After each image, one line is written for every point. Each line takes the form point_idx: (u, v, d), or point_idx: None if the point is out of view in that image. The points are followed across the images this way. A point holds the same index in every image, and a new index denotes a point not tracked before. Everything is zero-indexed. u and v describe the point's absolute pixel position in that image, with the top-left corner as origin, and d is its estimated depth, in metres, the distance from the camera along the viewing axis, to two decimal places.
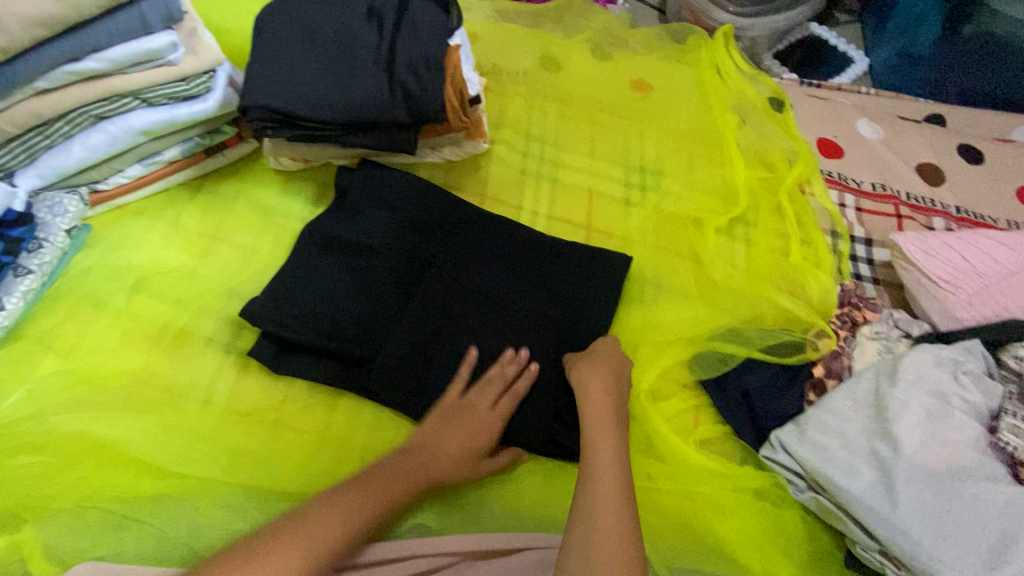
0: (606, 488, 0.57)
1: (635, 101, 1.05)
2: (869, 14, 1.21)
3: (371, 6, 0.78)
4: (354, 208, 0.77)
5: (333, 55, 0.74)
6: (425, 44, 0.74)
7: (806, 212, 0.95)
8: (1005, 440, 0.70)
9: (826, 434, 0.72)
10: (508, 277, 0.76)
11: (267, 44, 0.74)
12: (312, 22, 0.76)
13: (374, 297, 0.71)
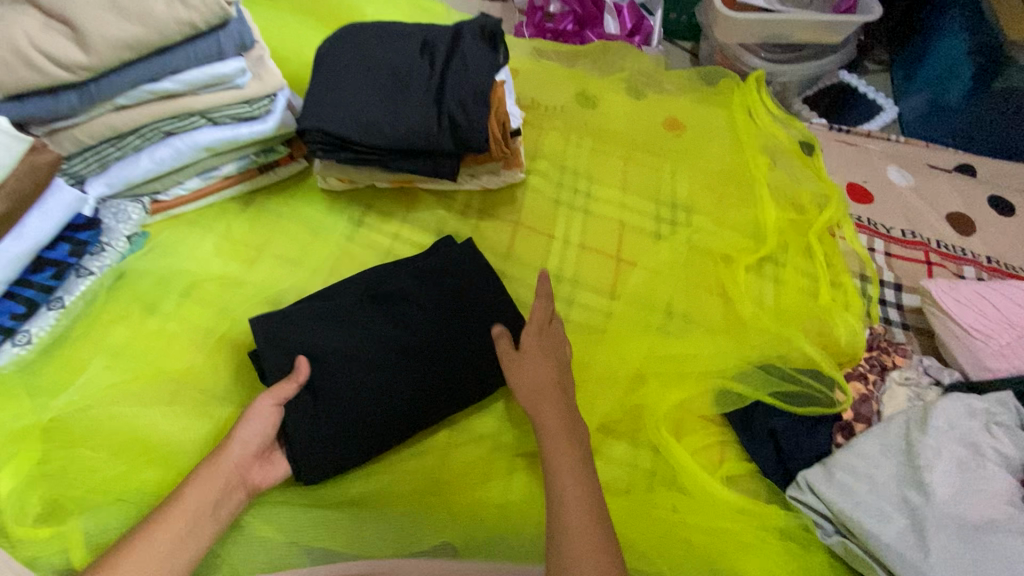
0: (575, 508, 0.54)
1: (667, 139, 0.98)
2: (899, 66, 1.29)
3: (425, 39, 0.80)
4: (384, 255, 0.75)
5: (385, 82, 0.76)
6: (474, 78, 0.75)
7: (836, 254, 0.86)
8: None
9: (855, 477, 0.63)
10: (440, 324, 0.68)
11: (325, 67, 0.77)
12: (368, 51, 0.78)
13: (368, 349, 0.65)
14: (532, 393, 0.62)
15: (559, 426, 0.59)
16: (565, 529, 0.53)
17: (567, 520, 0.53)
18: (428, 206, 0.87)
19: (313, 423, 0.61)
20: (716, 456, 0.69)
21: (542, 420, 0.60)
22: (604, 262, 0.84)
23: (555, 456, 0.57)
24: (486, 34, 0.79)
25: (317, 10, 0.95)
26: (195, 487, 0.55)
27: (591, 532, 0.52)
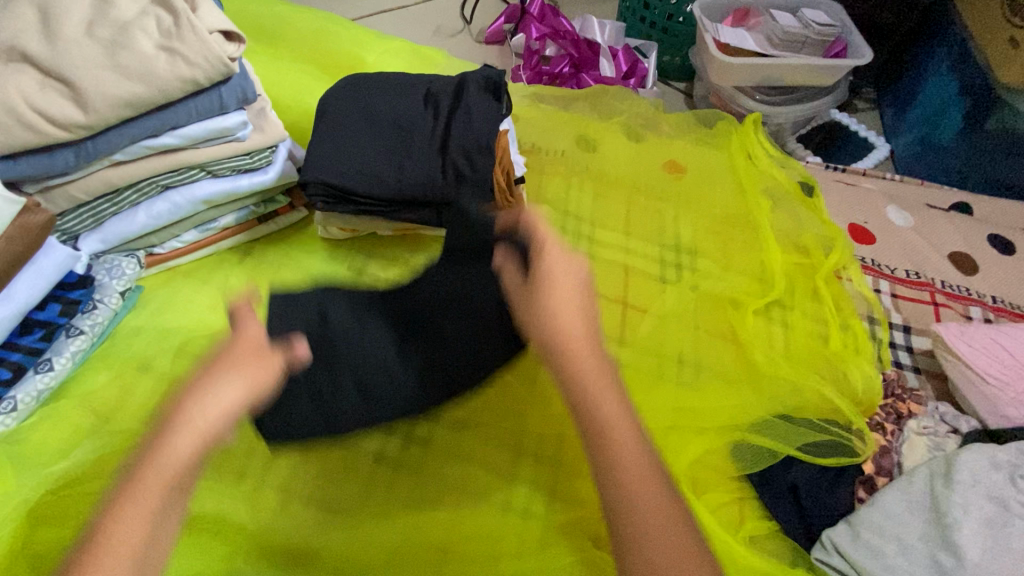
0: (607, 433, 0.45)
1: (667, 182, 0.98)
2: (887, 104, 1.31)
3: (428, 90, 0.79)
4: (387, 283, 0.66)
5: (389, 135, 0.75)
6: (479, 129, 0.74)
7: (844, 298, 0.85)
8: None
9: (883, 538, 0.61)
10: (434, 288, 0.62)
11: (327, 117, 0.77)
12: (371, 103, 0.77)
13: (360, 344, 0.58)
14: (540, 330, 0.50)
15: (578, 341, 0.49)
16: (609, 470, 0.44)
17: (602, 409, 0.46)
18: (431, 252, 0.85)
19: (313, 412, 0.57)
20: (738, 512, 0.66)
21: (551, 316, 0.50)
22: (611, 308, 0.83)
23: (571, 325, 0.50)
24: (490, 83, 0.79)
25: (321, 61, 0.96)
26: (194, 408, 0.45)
27: (637, 460, 0.44)
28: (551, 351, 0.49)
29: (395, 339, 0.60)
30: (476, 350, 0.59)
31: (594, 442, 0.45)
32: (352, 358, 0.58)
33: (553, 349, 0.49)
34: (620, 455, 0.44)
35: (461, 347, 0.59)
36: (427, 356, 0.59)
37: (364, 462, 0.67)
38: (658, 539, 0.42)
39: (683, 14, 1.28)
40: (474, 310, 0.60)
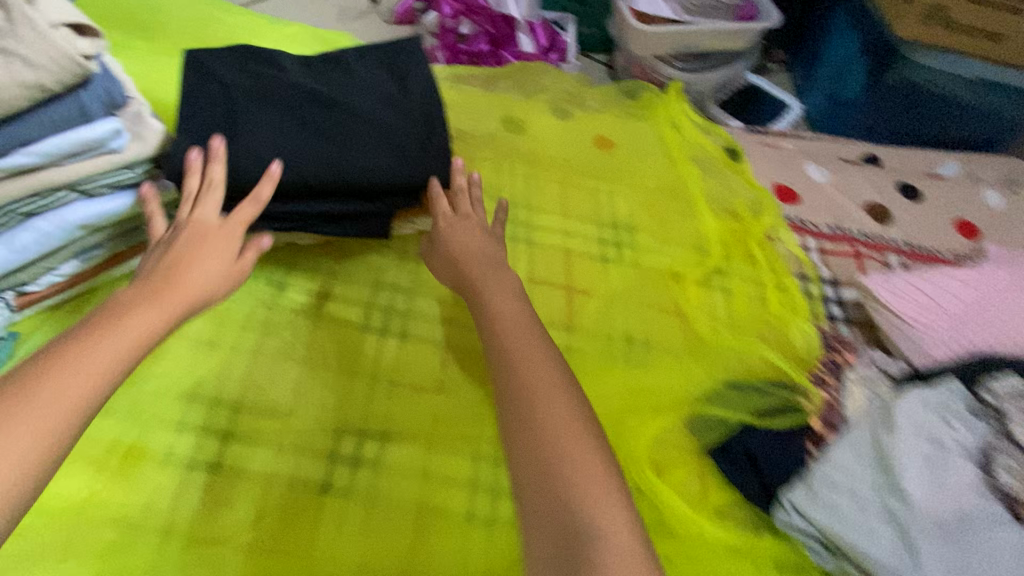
0: (556, 444, 0.48)
1: (598, 159, 0.96)
2: (798, 66, 1.36)
3: (314, 66, 0.71)
4: (244, 82, 0.66)
5: (282, 118, 0.65)
6: (379, 111, 0.68)
7: (777, 258, 0.87)
8: (999, 479, 0.62)
9: (836, 491, 0.61)
10: (346, 77, 0.70)
11: (214, 96, 0.65)
12: (250, 81, 0.67)
13: (280, 103, 0.66)
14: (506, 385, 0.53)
15: (531, 391, 0.52)
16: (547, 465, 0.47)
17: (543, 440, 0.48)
18: (360, 256, 0.79)
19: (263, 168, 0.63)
20: (698, 486, 0.66)
21: (492, 323, 0.60)
22: (556, 294, 0.80)
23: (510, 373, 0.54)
24: (423, 79, 0.72)
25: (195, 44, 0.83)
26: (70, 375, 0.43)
27: (567, 414, 0.50)
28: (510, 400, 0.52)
29: (313, 112, 0.66)
30: (390, 132, 0.67)
31: (538, 461, 0.47)
32: (264, 113, 0.65)
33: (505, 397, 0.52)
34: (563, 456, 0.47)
35: (384, 105, 0.69)
36: (361, 154, 0.65)
37: (311, 498, 0.61)
38: (589, 484, 0.46)
39: None
40: (396, 106, 0.69)
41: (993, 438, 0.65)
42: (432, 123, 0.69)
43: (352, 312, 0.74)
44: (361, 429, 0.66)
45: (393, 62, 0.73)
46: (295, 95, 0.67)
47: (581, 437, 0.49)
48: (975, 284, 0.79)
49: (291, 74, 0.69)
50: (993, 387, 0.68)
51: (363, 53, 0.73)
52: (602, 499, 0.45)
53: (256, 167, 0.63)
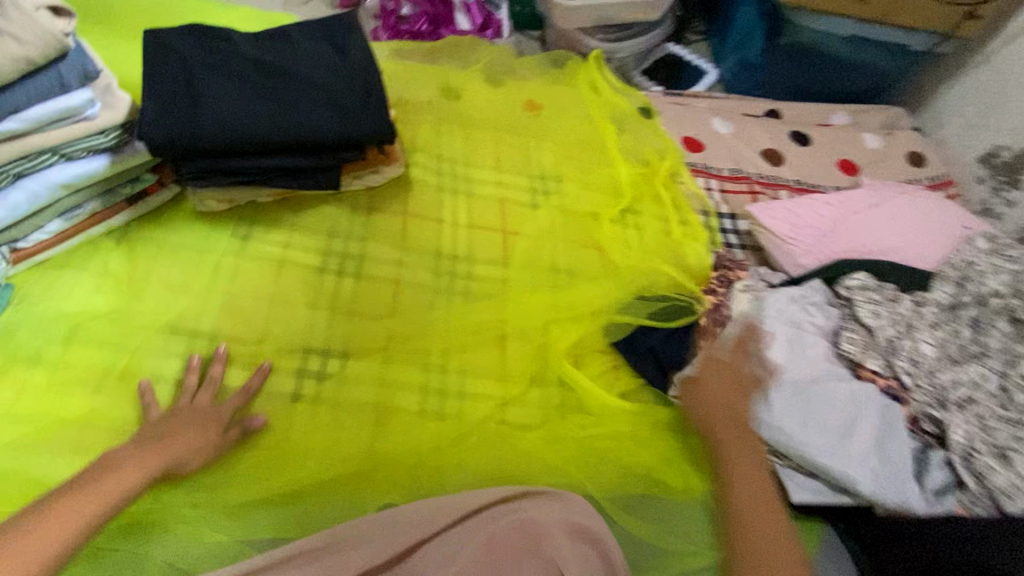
0: (755, 506, 0.62)
1: (528, 120, 1.09)
2: (712, 34, 1.51)
3: (261, 41, 0.82)
4: (202, 57, 0.77)
5: (238, 85, 0.76)
6: (323, 75, 0.79)
7: (680, 196, 1.02)
8: (845, 349, 0.76)
9: (715, 367, 0.76)
10: (291, 49, 0.81)
11: (175, 67, 0.75)
12: (207, 56, 0.77)
13: (235, 73, 0.77)
14: (715, 423, 0.68)
15: (735, 445, 0.67)
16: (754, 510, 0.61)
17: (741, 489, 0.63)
18: (315, 210, 0.89)
19: (219, 126, 0.73)
20: (610, 377, 0.80)
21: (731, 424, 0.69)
22: (491, 236, 0.93)
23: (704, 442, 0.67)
24: (360, 48, 0.83)
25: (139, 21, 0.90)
26: (113, 476, 0.54)
27: (761, 493, 0.63)
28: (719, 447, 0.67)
29: (265, 79, 0.77)
30: (334, 93, 0.78)
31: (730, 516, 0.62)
32: (222, 81, 0.76)
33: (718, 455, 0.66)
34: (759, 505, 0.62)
35: (327, 70, 0.80)
36: (309, 112, 0.77)
37: (283, 405, 0.72)
38: (748, 489, 0.63)
39: None
40: (338, 71, 0.80)
41: (843, 322, 0.80)
42: (369, 82, 0.81)
43: (311, 257, 0.85)
44: (324, 350, 0.77)
45: (333, 34, 0.84)
46: (248, 66, 0.78)
47: (767, 496, 0.63)
48: (840, 206, 0.95)
49: (241, 48, 0.80)
50: (848, 283, 0.83)
51: (305, 28, 0.84)
52: (774, 528, 0.60)
53: (214, 126, 0.73)
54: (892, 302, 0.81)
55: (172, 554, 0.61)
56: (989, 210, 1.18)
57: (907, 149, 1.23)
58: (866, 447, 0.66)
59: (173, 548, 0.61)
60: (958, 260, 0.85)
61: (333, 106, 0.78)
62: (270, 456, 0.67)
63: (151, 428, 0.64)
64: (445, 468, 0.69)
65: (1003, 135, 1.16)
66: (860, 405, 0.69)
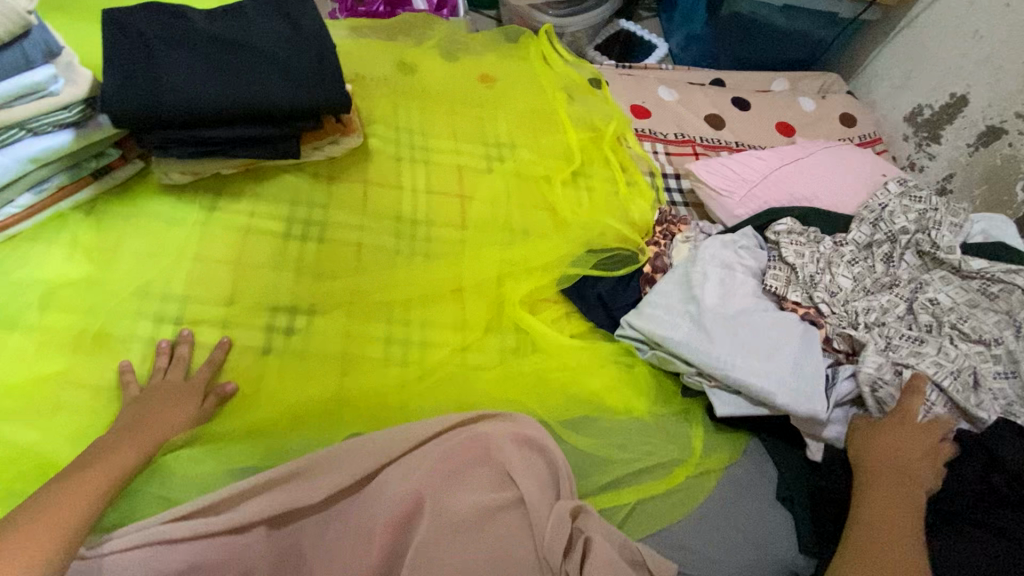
0: (889, 542, 0.61)
1: (482, 92, 1.14)
2: (661, 9, 1.57)
3: (217, 17, 0.85)
4: (159, 33, 0.81)
5: (195, 58, 0.80)
6: (278, 47, 0.83)
7: (627, 159, 1.09)
8: (773, 285, 0.83)
9: (655, 306, 0.81)
10: (245, 24, 0.85)
11: (133, 41, 0.79)
12: (164, 32, 0.81)
13: (193, 47, 0.81)
14: (885, 465, 0.67)
15: (892, 480, 0.66)
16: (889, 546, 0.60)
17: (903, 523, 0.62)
18: (278, 179, 0.93)
19: (180, 97, 0.77)
20: (563, 322, 0.87)
21: (880, 478, 0.67)
22: (450, 200, 0.97)
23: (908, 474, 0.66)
24: (312, 21, 0.87)
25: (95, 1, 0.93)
26: (100, 467, 0.58)
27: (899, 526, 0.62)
28: (869, 481, 0.66)
29: (222, 52, 0.81)
30: (289, 63, 0.83)
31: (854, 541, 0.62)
32: (180, 55, 0.80)
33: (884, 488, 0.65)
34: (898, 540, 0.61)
35: (281, 43, 0.84)
36: (266, 82, 0.81)
37: (254, 357, 0.77)
38: (883, 534, 0.61)
39: None
40: (292, 42, 0.84)
41: (771, 263, 0.88)
42: (322, 53, 0.85)
43: (276, 223, 0.88)
44: (291, 307, 0.81)
45: (285, 9, 0.88)
46: (205, 41, 0.81)
47: (903, 539, 0.61)
48: (769, 160, 1.03)
49: (197, 23, 0.83)
50: (777, 229, 0.90)
51: (258, 4, 0.88)
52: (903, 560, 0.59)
53: (174, 96, 0.77)
54: (814, 243, 0.88)
55: (163, 492, 0.63)
56: (914, 164, 1.27)
57: (841, 111, 1.31)
58: (787, 362, 0.74)
59: (163, 485, 0.63)
60: (874, 205, 0.92)
61: (288, 76, 0.82)
62: (244, 402, 0.73)
63: (132, 409, 0.68)
64: (408, 404, 0.75)
65: (925, 94, 1.25)
66: (781, 330, 0.77)
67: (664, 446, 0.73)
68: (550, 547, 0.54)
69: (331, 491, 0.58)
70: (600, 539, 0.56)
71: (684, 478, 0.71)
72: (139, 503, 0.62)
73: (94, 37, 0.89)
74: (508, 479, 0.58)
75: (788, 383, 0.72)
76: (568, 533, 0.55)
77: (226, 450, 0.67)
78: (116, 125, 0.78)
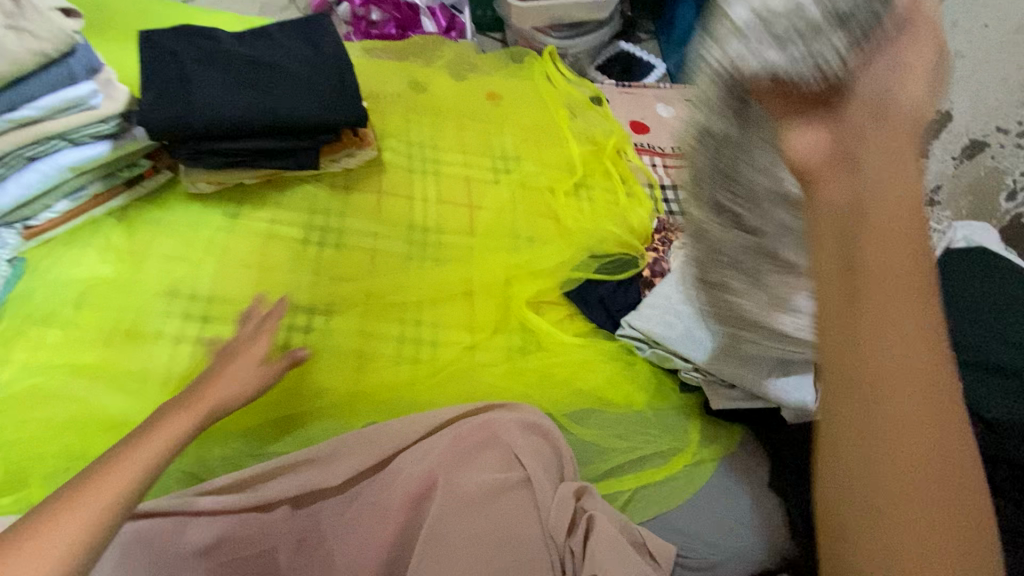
0: (894, 421, 0.30)
1: (489, 109, 1.20)
2: (659, 32, 1.65)
3: (244, 39, 0.92)
4: (191, 53, 0.87)
5: (224, 75, 0.86)
6: (301, 66, 0.90)
7: (627, 171, 1.14)
8: None
9: (653, 306, 0.84)
10: (271, 45, 0.92)
11: (167, 62, 0.85)
12: (196, 52, 0.88)
13: (222, 66, 0.87)
14: (841, 230, 0.34)
15: (877, 291, 0.32)
16: (932, 333, 0.31)
17: (947, 297, 0.33)
18: (297, 189, 0.98)
19: (210, 111, 0.83)
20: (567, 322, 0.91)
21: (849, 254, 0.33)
22: (458, 209, 1.02)
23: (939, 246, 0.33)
24: (333, 43, 0.94)
25: (133, 26, 1.00)
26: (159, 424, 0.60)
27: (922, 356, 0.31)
28: (845, 297, 0.33)
29: (248, 70, 0.88)
30: (311, 81, 0.89)
31: (847, 396, 0.32)
32: (211, 72, 0.86)
33: (871, 279, 0.32)
34: (958, 401, 0.32)
35: (304, 61, 0.91)
36: (290, 97, 0.87)
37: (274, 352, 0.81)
38: (898, 384, 0.31)
39: None
40: (314, 61, 0.91)
41: None
42: (342, 72, 0.92)
43: (295, 229, 0.94)
44: (309, 308, 0.86)
45: (308, 32, 0.95)
46: (233, 60, 0.88)
47: (921, 411, 0.30)
48: None
49: (226, 44, 0.90)
50: None
51: (283, 27, 0.95)
52: (916, 440, 0.30)
53: (206, 110, 0.83)
54: None
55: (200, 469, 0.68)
56: None
57: None
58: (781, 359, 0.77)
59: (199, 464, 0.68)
60: None
61: (310, 92, 0.88)
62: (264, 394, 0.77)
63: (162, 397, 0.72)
64: (418, 394, 0.79)
65: None
66: None
67: (658, 437, 0.77)
68: (555, 523, 0.59)
69: (350, 473, 0.61)
70: (602, 516, 0.60)
71: (682, 467, 0.75)
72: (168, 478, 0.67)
73: (129, 57, 0.95)
74: (515, 459, 0.62)
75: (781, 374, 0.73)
76: (570, 512, 0.60)
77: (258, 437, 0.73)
78: (151, 138, 0.84)
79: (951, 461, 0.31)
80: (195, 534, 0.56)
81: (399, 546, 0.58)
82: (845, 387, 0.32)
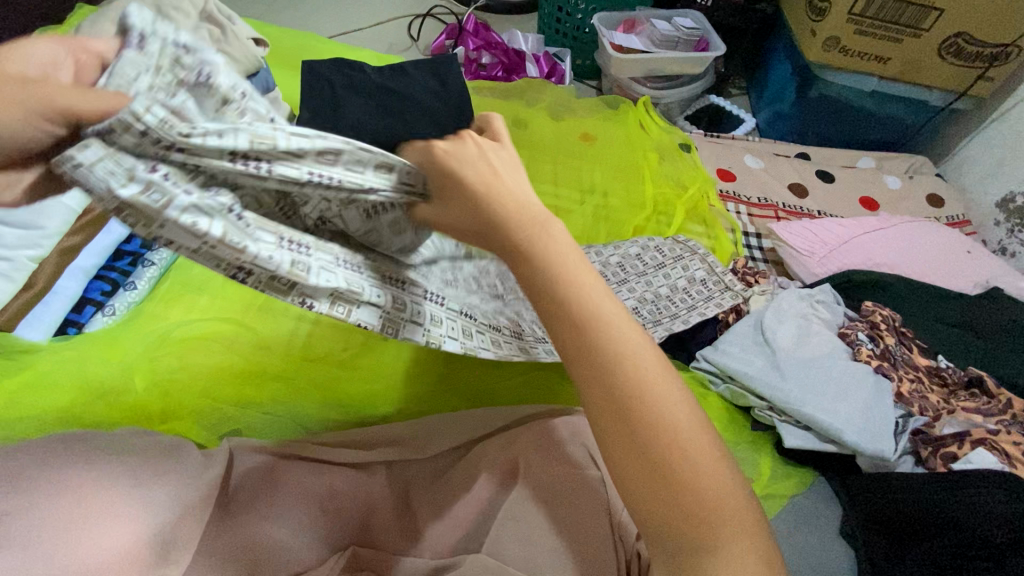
0: (633, 428, 0.41)
1: (581, 147, 1.29)
2: (751, 88, 1.70)
3: (382, 71, 1.07)
4: (340, 81, 1.01)
5: (375, 98, 1.00)
6: (424, 93, 1.03)
7: (711, 215, 1.18)
8: (854, 338, 0.88)
9: (732, 344, 0.88)
10: (407, 77, 1.05)
11: (323, 86, 1.00)
12: (344, 81, 1.02)
13: (363, 92, 1.01)
14: (574, 292, 0.45)
15: (603, 337, 0.43)
16: (633, 399, 0.42)
17: (631, 345, 0.44)
18: None
19: (352, 127, 0.96)
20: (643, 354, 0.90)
21: (584, 308, 0.44)
22: None
23: (641, 341, 0.44)
24: (458, 80, 1.06)
25: (292, 58, 1.19)
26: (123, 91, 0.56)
27: (636, 375, 0.43)
28: (584, 347, 0.44)
29: (383, 96, 1.01)
30: (434, 109, 1.01)
31: (612, 427, 0.42)
32: (354, 98, 0.99)
33: (587, 306, 0.44)
34: (663, 406, 0.42)
35: (432, 92, 1.03)
36: (423, 123, 0.99)
37: (361, 334, 0.85)
38: (634, 403, 0.42)
39: (588, 25, 1.60)
40: (441, 94, 1.03)
41: (846, 321, 0.94)
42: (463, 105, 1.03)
43: None
44: None
45: (436, 68, 1.08)
46: (376, 87, 1.02)
47: (645, 414, 0.41)
48: (850, 227, 1.10)
49: (367, 75, 1.04)
50: (869, 302, 0.95)
51: (412, 63, 1.08)
52: (652, 439, 0.41)
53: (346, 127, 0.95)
54: (873, 315, 0.92)
55: (297, 424, 0.74)
56: (1006, 249, 1.28)
57: (928, 191, 1.36)
58: (856, 407, 0.78)
59: (297, 418, 0.75)
60: (805, 291, 0.95)
61: (438, 119, 1.00)
62: (341, 371, 0.80)
63: (283, 364, 0.79)
64: (498, 390, 0.82)
65: (1019, 182, 1.26)
66: (856, 376, 0.81)
67: None
68: (624, 527, 0.62)
69: (440, 450, 0.71)
70: None
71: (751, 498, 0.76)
72: (277, 426, 0.73)
73: (288, 82, 1.13)
74: (591, 460, 0.68)
75: (857, 425, 0.76)
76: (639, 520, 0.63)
77: (353, 405, 0.77)
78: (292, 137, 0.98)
79: (705, 497, 0.40)
80: (310, 479, 0.65)
81: (480, 523, 0.64)
82: (608, 419, 0.42)
